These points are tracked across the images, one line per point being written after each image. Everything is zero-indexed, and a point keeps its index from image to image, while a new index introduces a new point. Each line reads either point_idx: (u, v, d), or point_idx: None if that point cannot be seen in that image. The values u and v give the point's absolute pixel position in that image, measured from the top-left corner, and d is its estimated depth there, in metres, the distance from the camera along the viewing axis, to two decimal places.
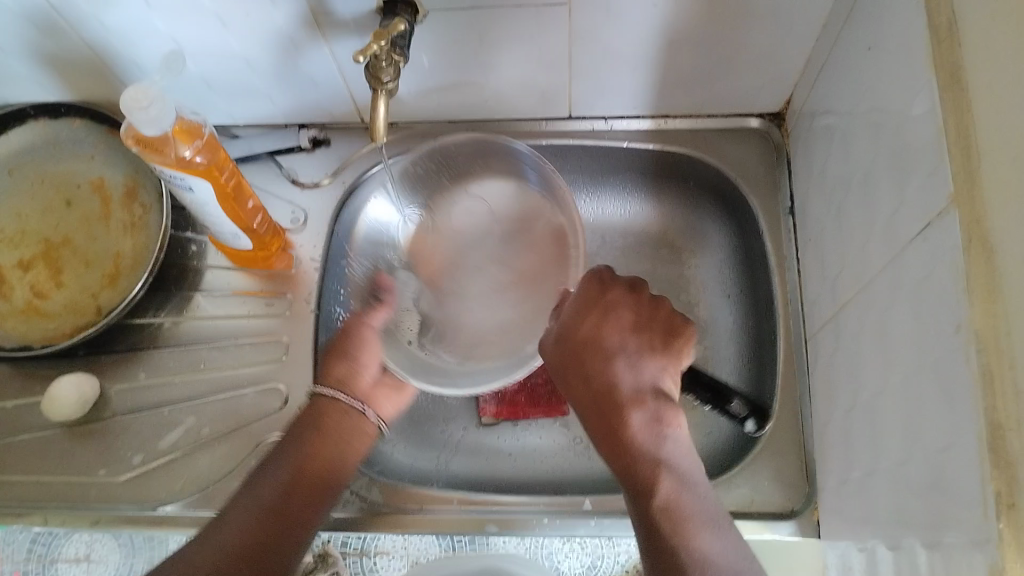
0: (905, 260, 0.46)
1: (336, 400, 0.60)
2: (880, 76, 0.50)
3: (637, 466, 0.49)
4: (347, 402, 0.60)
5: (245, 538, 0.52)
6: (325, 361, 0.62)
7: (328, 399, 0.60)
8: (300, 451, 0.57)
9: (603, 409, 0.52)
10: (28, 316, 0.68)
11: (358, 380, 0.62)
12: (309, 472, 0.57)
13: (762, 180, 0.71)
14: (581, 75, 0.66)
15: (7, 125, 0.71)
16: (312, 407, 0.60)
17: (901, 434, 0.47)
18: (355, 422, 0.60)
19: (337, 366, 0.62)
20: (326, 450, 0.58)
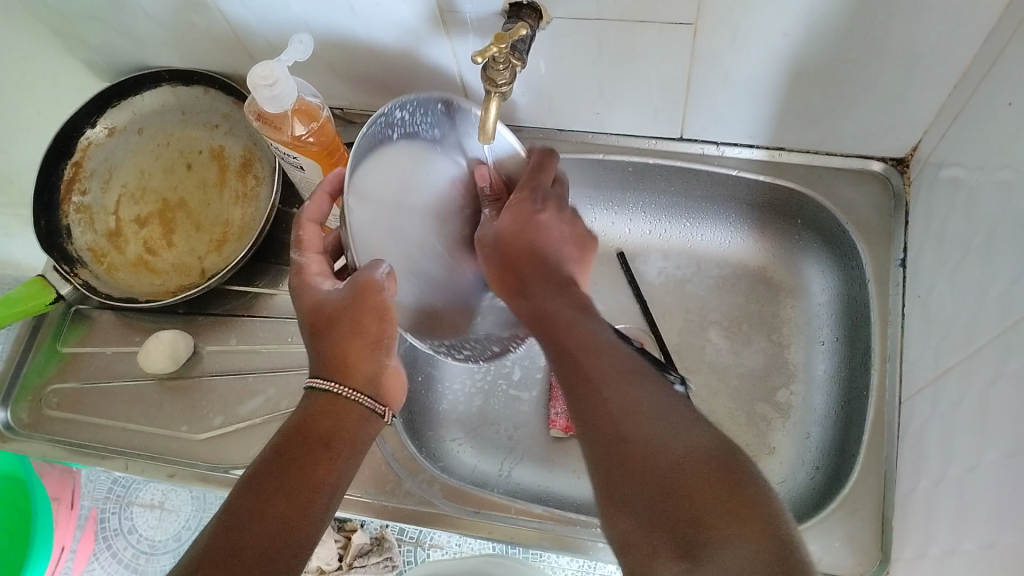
0: (1021, 333, 0.43)
1: (348, 399, 0.51)
2: (1017, 134, 0.47)
3: (565, 340, 0.50)
4: (363, 404, 0.52)
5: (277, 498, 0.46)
6: (338, 355, 0.51)
7: (332, 394, 0.51)
8: (306, 435, 0.49)
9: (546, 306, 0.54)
10: (138, 269, 0.72)
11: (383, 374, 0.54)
12: (344, 421, 0.51)
13: (875, 227, 0.68)
14: (697, 98, 0.65)
15: (143, 86, 0.74)
16: (318, 402, 0.51)
17: (990, 516, 0.44)
18: (362, 426, 0.52)
19: (364, 359, 0.52)
20: (342, 432, 0.51)
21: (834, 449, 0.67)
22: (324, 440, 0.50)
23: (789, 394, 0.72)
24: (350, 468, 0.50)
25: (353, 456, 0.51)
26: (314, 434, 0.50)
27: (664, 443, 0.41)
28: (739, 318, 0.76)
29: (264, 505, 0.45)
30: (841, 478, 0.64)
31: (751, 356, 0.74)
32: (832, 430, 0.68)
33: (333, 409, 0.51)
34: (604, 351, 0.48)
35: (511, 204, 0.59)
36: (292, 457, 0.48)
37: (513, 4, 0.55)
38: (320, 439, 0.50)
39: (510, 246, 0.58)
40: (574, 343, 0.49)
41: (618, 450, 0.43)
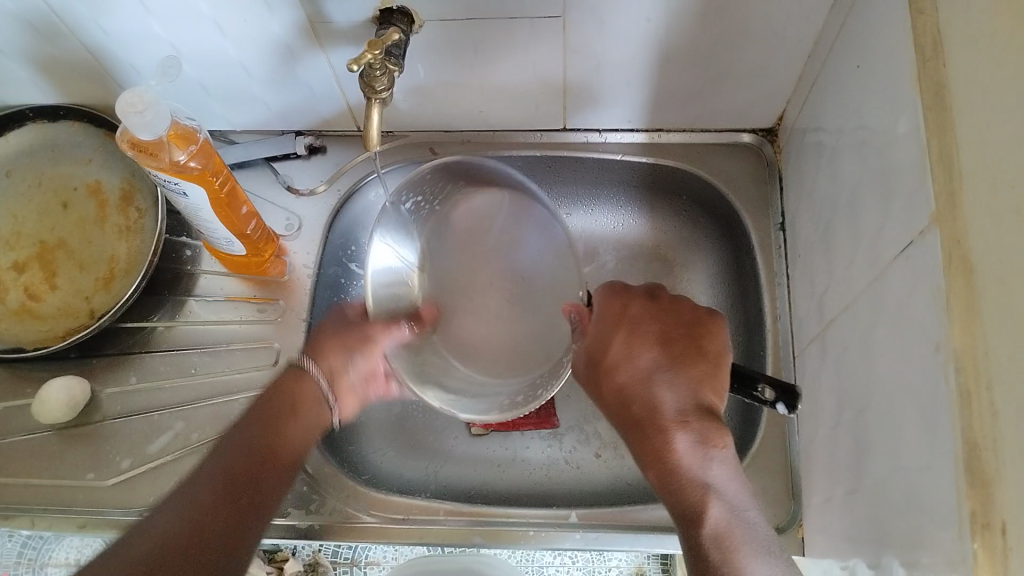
0: (889, 279, 0.47)
1: (311, 377, 0.59)
2: (867, 94, 0.51)
3: (685, 491, 0.48)
4: (319, 388, 0.59)
5: (244, 460, 0.53)
6: (319, 345, 0.60)
7: (302, 373, 0.60)
8: (276, 416, 0.56)
9: (639, 426, 0.52)
10: (22, 317, 0.68)
11: (343, 374, 0.60)
12: (301, 404, 0.58)
13: (754, 195, 0.71)
14: (576, 88, 0.67)
15: (6, 126, 0.71)
16: (281, 381, 0.60)
17: (882, 451, 0.47)
18: (319, 408, 0.59)
19: (335, 355, 0.59)
20: (307, 414, 0.58)
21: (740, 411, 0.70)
22: (290, 416, 0.57)
23: None
24: (311, 434, 0.57)
25: (304, 447, 0.57)
26: (286, 415, 0.57)
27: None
28: None
29: (238, 464, 0.52)
30: (749, 438, 0.67)
31: None
32: None
33: (301, 389, 0.59)
34: (710, 504, 0.47)
35: (592, 332, 0.56)
36: (261, 427, 0.55)
37: (384, 9, 0.54)
38: (283, 413, 0.57)
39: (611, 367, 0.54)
40: (660, 457, 0.50)
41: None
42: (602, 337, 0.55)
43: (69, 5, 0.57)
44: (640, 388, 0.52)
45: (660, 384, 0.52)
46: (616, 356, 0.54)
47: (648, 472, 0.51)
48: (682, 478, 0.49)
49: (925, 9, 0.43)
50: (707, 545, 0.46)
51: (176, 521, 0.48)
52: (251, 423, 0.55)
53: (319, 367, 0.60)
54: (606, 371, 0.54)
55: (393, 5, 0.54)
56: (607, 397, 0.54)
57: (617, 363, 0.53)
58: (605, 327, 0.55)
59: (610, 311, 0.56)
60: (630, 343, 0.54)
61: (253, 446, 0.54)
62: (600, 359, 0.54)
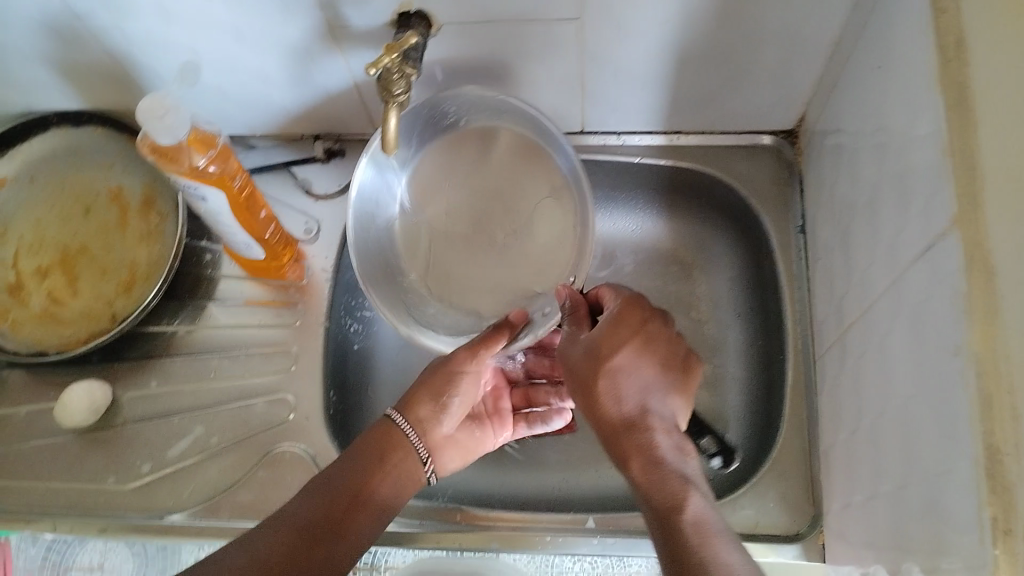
0: (908, 281, 0.46)
1: (401, 430, 0.59)
2: (887, 94, 0.50)
3: (660, 491, 0.50)
4: (410, 440, 0.59)
5: (292, 538, 0.51)
6: (410, 396, 0.61)
7: (395, 428, 0.59)
8: (366, 463, 0.56)
9: (616, 434, 0.54)
10: (44, 321, 0.69)
11: (431, 429, 0.61)
12: (385, 468, 0.57)
13: (773, 198, 0.71)
14: (593, 91, 0.67)
15: (29, 132, 0.72)
16: (375, 428, 0.59)
17: (901, 455, 0.46)
18: (410, 460, 0.58)
19: (423, 404, 0.60)
20: (388, 481, 0.56)
21: (760, 416, 0.69)
22: (375, 471, 0.56)
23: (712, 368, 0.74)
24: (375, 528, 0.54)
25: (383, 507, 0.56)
26: (365, 474, 0.55)
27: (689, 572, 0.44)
28: (656, 300, 0.78)
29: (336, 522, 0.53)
30: (769, 442, 0.66)
31: None
32: (755, 397, 0.71)
33: (398, 443, 0.58)
34: (684, 498, 0.49)
35: (601, 335, 0.56)
36: (349, 486, 0.55)
37: (401, 14, 0.55)
38: (358, 487, 0.55)
39: (608, 371, 0.55)
40: (636, 458, 0.52)
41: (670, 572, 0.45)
42: (604, 343, 0.56)
43: (90, 13, 0.57)
44: (632, 398, 0.54)
45: (652, 397, 0.55)
46: (620, 361, 0.55)
47: (632, 467, 0.52)
48: (666, 474, 0.51)
49: (946, 7, 0.43)
50: (685, 530, 0.47)
51: (250, 559, 0.49)
52: (354, 450, 0.57)
53: (407, 419, 0.60)
54: (604, 374, 0.55)
55: (411, 10, 0.55)
56: (600, 399, 0.55)
57: (619, 370, 0.55)
58: (614, 322, 0.56)
59: (620, 319, 0.56)
60: (633, 349, 0.55)
61: (331, 505, 0.53)
62: (597, 359, 0.55)
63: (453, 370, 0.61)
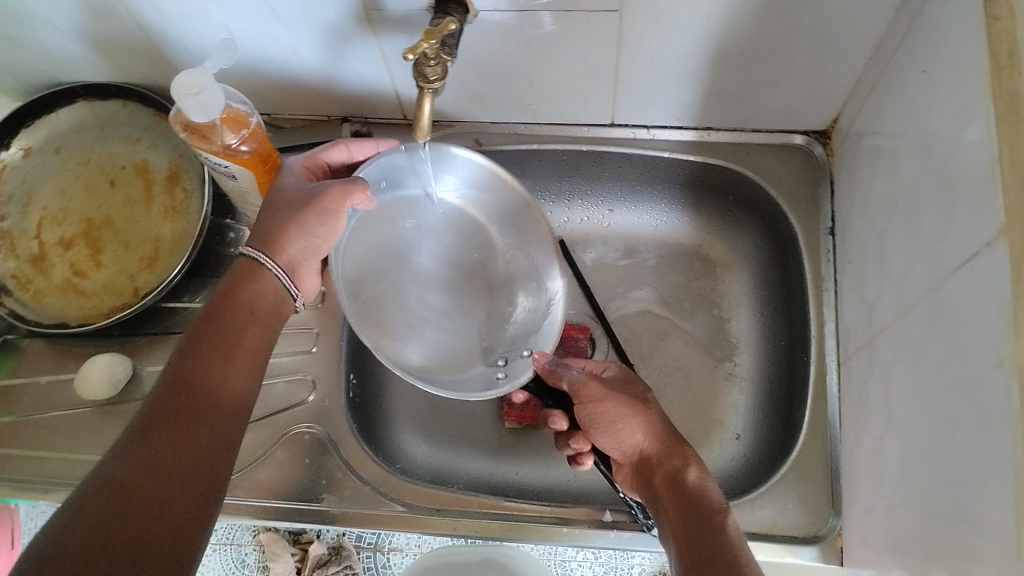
0: (948, 289, 0.46)
1: (269, 271, 0.53)
2: (932, 101, 0.50)
3: (704, 495, 0.49)
4: (266, 266, 0.53)
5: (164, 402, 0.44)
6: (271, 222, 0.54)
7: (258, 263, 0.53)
8: (234, 314, 0.50)
9: (661, 445, 0.54)
10: (66, 293, 0.69)
11: (301, 265, 0.56)
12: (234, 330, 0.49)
13: (803, 199, 0.70)
14: (627, 83, 0.66)
15: (56, 104, 0.72)
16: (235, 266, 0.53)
17: (933, 463, 0.46)
18: (282, 301, 0.54)
19: (295, 241, 0.54)
20: (256, 332, 0.51)
21: (777, 416, 0.69)
22: (234, 349, 0.49)
23: (733, 366, 0.74)
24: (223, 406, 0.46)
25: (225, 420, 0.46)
26: (225, 359, 0.48)
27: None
28: (678, 295, 0.78)
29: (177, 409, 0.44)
30: (788, 442, 0.66)
31: (693, 332, 0.76)
32: (774, 397, 0.71)
33: (255, 279, 0.53)
34: (721, 505, 0.49)
35: (621, 374, 0.61)
36: (203, 382, 0.46)
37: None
38: (233, 324, 0.49)
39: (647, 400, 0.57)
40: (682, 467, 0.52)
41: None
42: (631, 386, 0.59)
43: None
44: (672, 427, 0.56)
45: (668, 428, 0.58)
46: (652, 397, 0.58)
47: (685, 468, 0.52)
48: (709, 484, 0.51)
49: (1001, 14, 0.42)
50: (732, 527, 0.47)
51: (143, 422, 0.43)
52: (202, 315, 0.50)
53: (275, 261, 0.54)
54: (647, 401, 0.57)
55: None
56: (645, 417, 0.55)
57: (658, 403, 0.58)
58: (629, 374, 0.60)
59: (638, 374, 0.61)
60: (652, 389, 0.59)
61: (188, 386, 0.45)
62: (635, 387, 0.59)
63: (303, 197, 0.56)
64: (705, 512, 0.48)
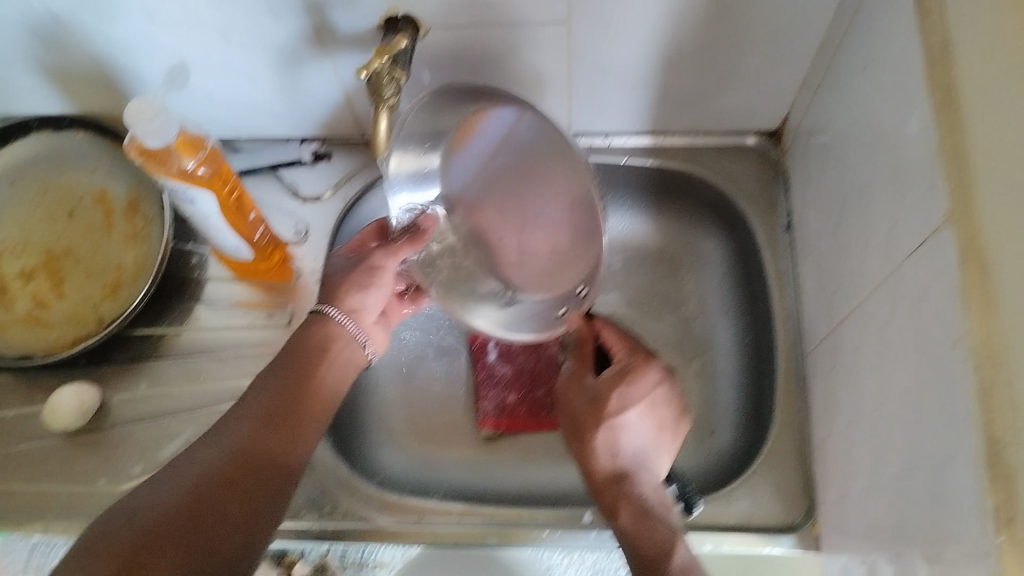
0: (901, 276, 0.47)
1: (337, 322, 0.61)
2: (874, 96, 0.52)
3: (644, 542, 0.53)
4: (341, 322, 0.61)
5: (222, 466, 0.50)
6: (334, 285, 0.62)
7: (332, 321, 0.61)
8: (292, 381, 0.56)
9: (605, 482, 0.59)
10: (29, 325, 0.68)
11: (359, 312, 0.62)
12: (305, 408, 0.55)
13: (759, 197, 0.72)
14: (582, 92, 0.67)
15: (10, 136, 0.71)
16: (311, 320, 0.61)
17: (900, 445, 0.47)
18: (343, 376, 0.59)
19: (352, 294, 0.61)
20: (318, 390, 0.57)
21: (748, 411, 0.70)
22: (298, 409, 0.55)
23: (702, 365, 0.75)
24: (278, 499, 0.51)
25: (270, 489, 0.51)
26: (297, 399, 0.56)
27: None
28: (645, 298, 0.79)
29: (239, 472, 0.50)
30: (760, 436, 0.67)
31: (662, 333, 0.77)
32: (743, 393, 0.72)
33: (319, 358, 0.59)
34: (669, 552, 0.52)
35: (602, 391, 0.62)
36: (275, 425, 0.53)
37: (389, 18, 0.56)
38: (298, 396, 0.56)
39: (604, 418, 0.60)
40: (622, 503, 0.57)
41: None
42: (602, 403, 0.61)
43: (78, 15, 0.57)
44: (627, 460, 0.59)
45: (642, 454, 0.60)
46: (621, 415, 0.60)
47: (621, 513, 0.56)
48: (654, 524, 0.54)
49: (932, 10, 0.44)
50: (673, 573, 0.51)
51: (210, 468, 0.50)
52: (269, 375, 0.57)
53: (340, 310, 0.61)
54: (604, 427, 0.60)
55: (398, 13, 0.56)
56: (593, 447, 0.60)
57: (620, 426, 0.60)
58: (614, 376, 0.62)
59: (615, 390, 0.61)
60: (632, 402, 0.61)
61: (271, 422, 0.53)
62: (599, 408, 0.61)
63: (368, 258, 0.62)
64: (646, 566, 0.52)
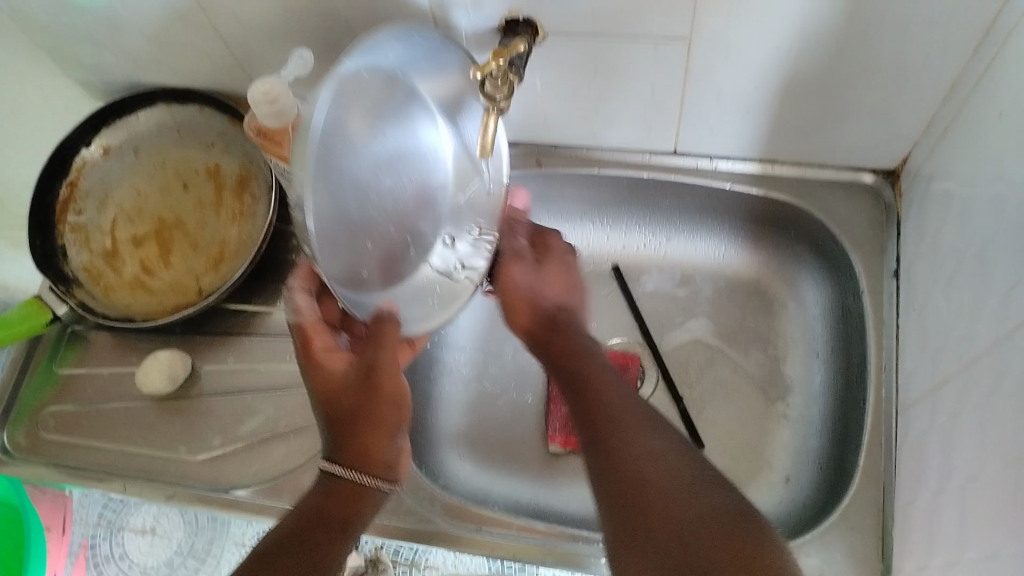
0: (1016, 340, 0.44)
1: (363, 483, 0.58)
2: (1008, 145, 0.48)
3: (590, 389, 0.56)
4: (361, 480, 0.58)
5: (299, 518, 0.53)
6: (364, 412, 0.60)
7: (351, 481, 0.58)
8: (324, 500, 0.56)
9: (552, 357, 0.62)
10: (134, 289, 0.72)
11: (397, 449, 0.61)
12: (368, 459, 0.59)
13: (868, 238, 0.69)
14: (692, 114, 0.66)
15: (138, 105, 0.74)
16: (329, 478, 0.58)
17: (993, 520, 0.44)
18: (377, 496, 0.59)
19: (381, 445, 0.60)
20: (342, 505, 0.56)
21: (831, 460, 0.67)
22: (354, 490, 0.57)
23: (786, 406, 0.73)
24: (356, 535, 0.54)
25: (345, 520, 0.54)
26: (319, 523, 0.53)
27: (659, 486, 0.46)
28: (733, 330, 0.77)
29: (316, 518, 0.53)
30: (840, 489, 0.64)
31: (748, 370, 0.75)
32: (827, 441, 0.69)
33: (348, 496, 0.57)
34: (638, 423, 0.51)
35: (543, 261, 0.67)
36: (306, 550, 0.50)
37: (509, 20, 0.56)
38: (341, 521, 0.54)
39: (541, 297, 0.66)
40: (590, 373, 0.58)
41: (638, 496, 0.45)
42: (545, 271, 0.67)
43: None
44: (561, 314, 0.66)
45: (569, 308, 0.67)
46: (549, 285, 0.67)
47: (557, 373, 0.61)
48: (586, 362, 0.60)
49: None
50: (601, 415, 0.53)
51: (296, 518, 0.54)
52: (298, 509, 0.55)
53: (359, 469, 0.58)
54: (544, 285, 0.67)
55: (519, 17, 0.56)
56: (528, 299, 0.66)
57: (545, 295, 0.66)
58: (542, 259, 0.68)
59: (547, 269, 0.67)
60: (562, 268, 0.68)
61: (315, 514, 0.54)
62: (543, 287, 0.67)
63: (376, 387, 0.60)
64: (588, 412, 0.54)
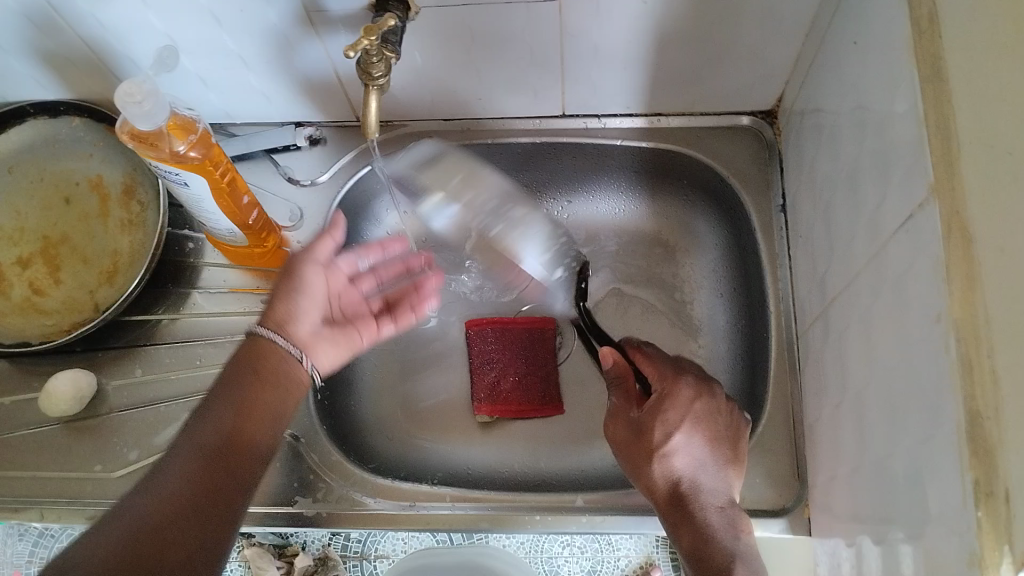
0: (889, 253, 0.47)
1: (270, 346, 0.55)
2: (864, 72, 0.51)
3: (711, 550, 0.52)
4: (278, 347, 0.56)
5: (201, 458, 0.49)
6: (269, 301, 0.58)
7: (259, 347, 0.55)
8: (249, 391, 0.53)
9: (681, 512, 0.55)
10: (26, 311, 0.69)
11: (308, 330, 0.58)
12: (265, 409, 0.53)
13: (754, 177, 0.71)
14: (575, 74, 0.67)
15: (6, 122, 0.71)
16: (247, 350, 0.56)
17: (886, 425, 0.47)
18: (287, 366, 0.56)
19: (280, 308, 0.57)
20: (270, 394, 0.54)
21: (742, 395, 0.70)
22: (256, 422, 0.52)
23: (698, 348, 0.75)
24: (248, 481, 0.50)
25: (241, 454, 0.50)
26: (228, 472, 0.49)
27: None
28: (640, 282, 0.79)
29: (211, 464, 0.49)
30: (753, 418, 0.67)
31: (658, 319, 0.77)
32: (737, 375, 0.72)
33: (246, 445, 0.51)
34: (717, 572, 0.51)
35: (656, 402, 0.58)
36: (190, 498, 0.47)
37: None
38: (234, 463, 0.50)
39: (653, 432, 0.57)
40: (698, 537, 0.53)
41: None
42: (654, 427, 0.57)
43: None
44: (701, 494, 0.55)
45: (698, 466, 0.56)
46: (667, 434, 0.57)
47: (684, 536, 0.54)
48: (715, 537, 0.53)
49: None
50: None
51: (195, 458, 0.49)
52: (228, 399, 0.53)
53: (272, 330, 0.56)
54: (659, 452, 0.56)
55: None
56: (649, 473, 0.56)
57: (668, 451, 0.56)
58: (658, 399, 0.58)
59: (669, 399, 0.58)
60: (682, 416, 0.57)
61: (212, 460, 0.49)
62: (648, 434, 0.57)
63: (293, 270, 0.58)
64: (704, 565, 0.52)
